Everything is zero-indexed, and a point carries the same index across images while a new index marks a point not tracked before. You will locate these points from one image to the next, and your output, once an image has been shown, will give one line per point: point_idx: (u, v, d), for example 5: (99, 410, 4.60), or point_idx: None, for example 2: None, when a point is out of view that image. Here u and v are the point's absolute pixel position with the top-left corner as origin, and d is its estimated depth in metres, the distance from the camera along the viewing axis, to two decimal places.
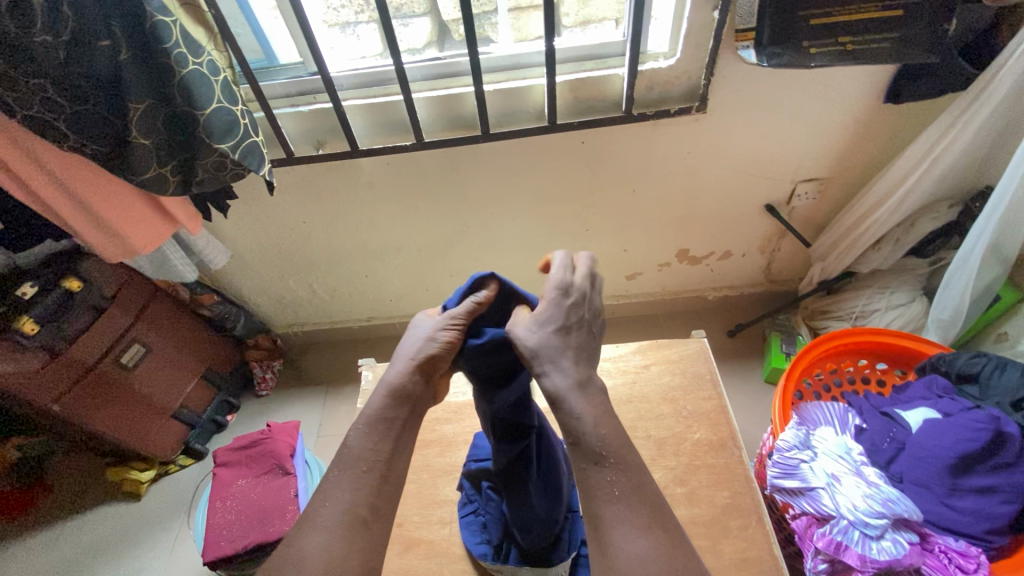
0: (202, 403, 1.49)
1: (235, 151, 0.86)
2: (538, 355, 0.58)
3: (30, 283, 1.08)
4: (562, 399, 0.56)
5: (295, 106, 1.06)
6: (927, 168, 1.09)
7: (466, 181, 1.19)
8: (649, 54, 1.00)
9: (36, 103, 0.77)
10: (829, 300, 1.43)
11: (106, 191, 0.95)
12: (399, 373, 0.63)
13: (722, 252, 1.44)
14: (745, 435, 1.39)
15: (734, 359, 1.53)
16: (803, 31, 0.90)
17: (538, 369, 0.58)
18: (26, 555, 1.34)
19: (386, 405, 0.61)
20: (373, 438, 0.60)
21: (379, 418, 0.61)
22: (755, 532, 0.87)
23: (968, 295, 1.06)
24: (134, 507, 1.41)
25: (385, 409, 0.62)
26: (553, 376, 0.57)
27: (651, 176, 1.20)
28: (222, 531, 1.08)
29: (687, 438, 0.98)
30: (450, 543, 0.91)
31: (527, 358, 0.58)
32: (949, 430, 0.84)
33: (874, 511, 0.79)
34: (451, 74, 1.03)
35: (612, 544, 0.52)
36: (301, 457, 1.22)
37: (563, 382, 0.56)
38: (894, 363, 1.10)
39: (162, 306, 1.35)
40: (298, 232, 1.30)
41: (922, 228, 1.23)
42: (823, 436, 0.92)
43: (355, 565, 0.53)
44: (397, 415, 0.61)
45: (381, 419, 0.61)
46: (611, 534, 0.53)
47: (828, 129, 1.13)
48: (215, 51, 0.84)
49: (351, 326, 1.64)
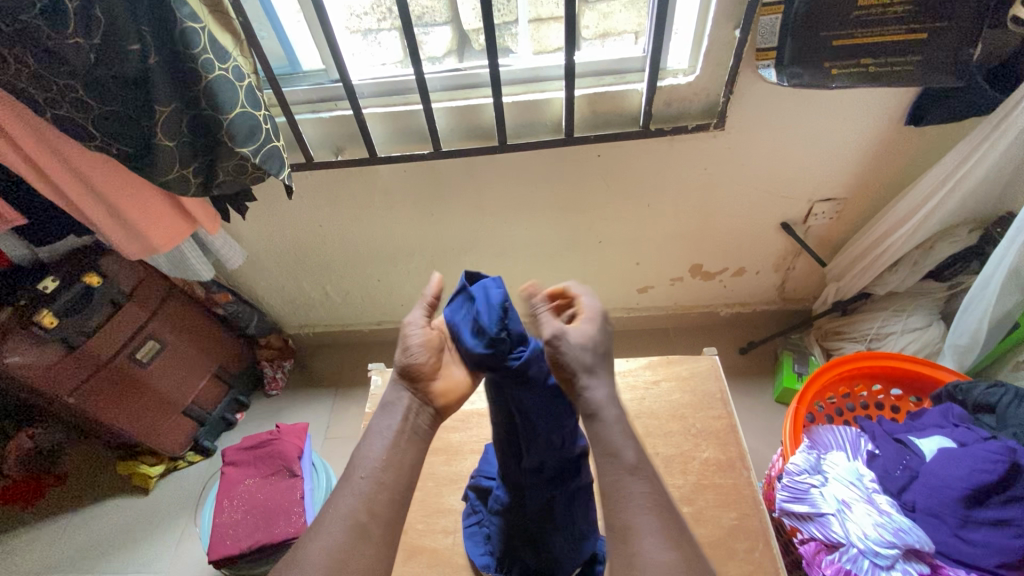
0: (213, 400, 1.51)
1: (257, 155, 0.88)
2: (579, 366, 0.62)
3: (51, 279, 1.10)
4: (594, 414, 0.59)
5: (316, 112, 1.07)
6: (948, 192, 1.08)
7: (481, 190, 1.19)
8: (668, 70, 1.01)
9: (66, 103, 0.79)
10: (843, 321, 1.42)
11: (129, 190, 0.97)
12: (391, 388, 0.68)
13: (736, 268, 1.43)
14: (753, 454, 1.38)
15: (745, 377, 1.51)
16: (826, 51, 0.89)
17: (580, 380, 0.61)
18: (37, 545, 1.36)
19: (382, 414, 0.65)
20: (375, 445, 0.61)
21: (381, 431, 0.63)
22: (762, 555, 0.86)
23: (987, 321, 1.04)
24: (142, 501, 1.43)
25: (383, 419, 0.64)
26: (597, 387, 0.61)
27: (666, 190, 1.20)
28: (229, 531, 1.09)
29: (696, 457, 0.98)
30: (453, 553, 0.91)
31: (568, 375, 0.62)
32: (963, 460, 0.82)
33: (885, 540, 0.78)
34: (471, 85, 1.04)
35: (614, 557, 0.52)
36: (308, 460, 1.22)
37: (603, 393, 0.60)
38: (908, 389, 1.09)
39: (179, 304, 1.37)
40: (314, 236, 1.32)
41: (939, 252, 1.21)
42: (834, 462, 0.91)
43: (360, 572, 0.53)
44: (390, 422, 0.64)
45: (383, 429, 0.63)
46: (627, 555, 0.50)
47: (850, 148, 1.12)
48: (240, 57, 0.86)
49: (361, 329, 1.65)
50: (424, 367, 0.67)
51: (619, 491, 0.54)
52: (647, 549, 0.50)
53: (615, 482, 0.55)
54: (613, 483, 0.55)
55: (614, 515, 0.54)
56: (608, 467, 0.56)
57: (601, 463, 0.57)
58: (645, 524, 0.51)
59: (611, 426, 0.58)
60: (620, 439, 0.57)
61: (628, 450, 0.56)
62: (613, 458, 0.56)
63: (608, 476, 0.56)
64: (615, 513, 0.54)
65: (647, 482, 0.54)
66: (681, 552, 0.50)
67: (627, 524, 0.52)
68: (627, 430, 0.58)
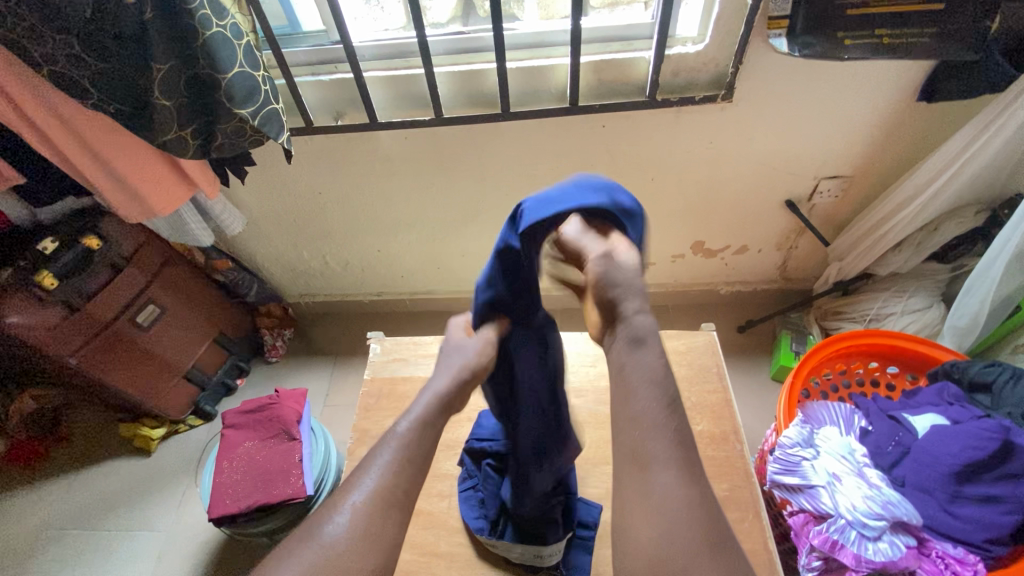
0: (214, 365, 1.52)
1: (255, 117, 0.87)
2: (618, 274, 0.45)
3: (51, 239, 1.11)
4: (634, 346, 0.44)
5: (315, 75, 1.05)
6: (957, 170, 1.06)
7: (483, 160, 1.18)
8: (677, 38, 0.98)
9: (63, 59, 0.77)
10: (843, 301, 1.41)
11: (125, 148, 0.96)
12: (443, 384, 0.55)
13: (738, 247, 1.42)
14: (748, 431, 1.39)
15: (742, 356, 1.52)
16: (840, 21, 0.87)
17: (626, 305, 0.44)
18: (41, 502, 1.39)
19: (431, 411, 0.53)
20: (424, 433, 0.51)
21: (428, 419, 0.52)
22: (752, 526, 0.87)
23: (987, 304, 1.04)
24: (144, 463, 1.45)
25: (429, 415, 0.52)
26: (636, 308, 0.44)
27: (671, 164, 1.18)
28: (228, 491, 1.11)
29: (690, 429, 0.99)
30: (449, 515, 0.93)
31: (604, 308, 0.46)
32: (956, 437, 0.82)
33: (874, 512, 0.79)
34: (475, 49, 1.02)
35: (638, 498, 0.40)
36: (307, 425, 1.24)
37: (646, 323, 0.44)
38: (905, 367, 1.09)
39: (179, 269, 1.37)
40: (315, 203, 1.31)
41: (945, 233, 1.19)
42: (827, 434, 0.91)
43: (387, 540, 0.44)
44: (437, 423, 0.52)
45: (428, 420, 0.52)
46: (643, 483, 0.40)
47: (859, 124, 1.10)
48: (238, 15, 0.84)
49: (361, 300, 1.66)
50: (473, 390, 0.59)
51: (649, 419, 0.41)
52: (663, 482, 0.39)
53: (647, 410, 0.41)
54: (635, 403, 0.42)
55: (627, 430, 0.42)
56: (643, 393, 0.42)
57: (624, 379, 0.44)
58: (668, 454, 0.39)
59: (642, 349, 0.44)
60: (650, 361, 0.43)
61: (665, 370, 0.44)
62: (651, 389, 0.42)
63: (639, 402, 0.42)
64: (633, 438, 0.41)
65: (680, 423, 0.42)
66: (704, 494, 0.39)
67: (648, 453, 0.40)
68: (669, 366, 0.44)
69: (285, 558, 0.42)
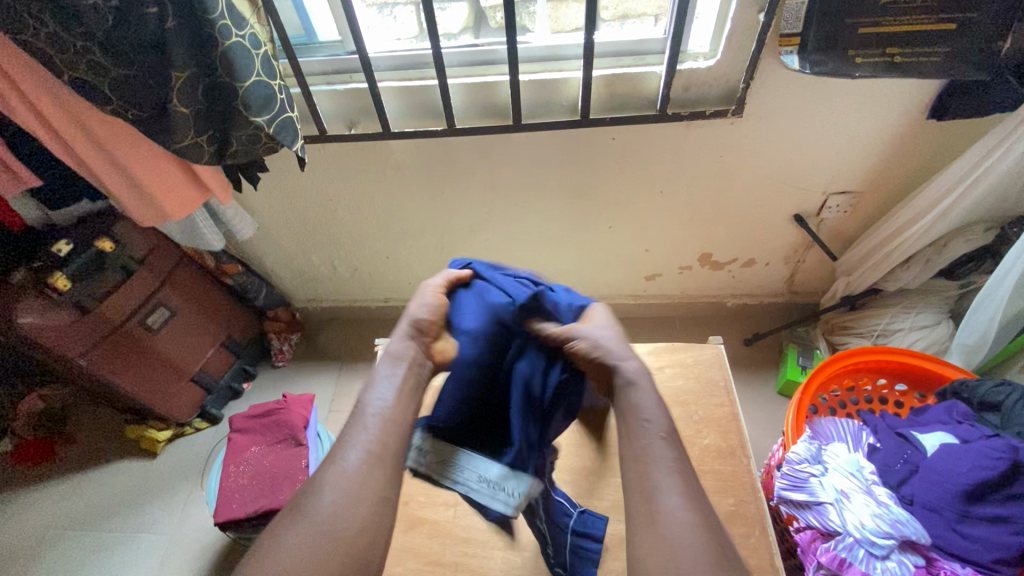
0: (221, 368, 1.52)
1: (270, 125, 0.88)
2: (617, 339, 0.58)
3: (65, 241, 1.12)
4: (635, 386, 0.53)
5: (331, 84, 1.07)
6: (966, 189, 1.06)
7: (493, 171, 1.19)
8: (688, 53, 0.99)
9: (84, 65, 0.78)
10: (850, 316, 1.41)
11: (142, 156, 0.97)
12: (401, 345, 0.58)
13: (746, 260, 1.42)
14: (754, 444, 1.39)
15: (748, 368, 1.51)
16: (851, 39, 0.87)
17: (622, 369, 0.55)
18: (46, 502, 1.39)
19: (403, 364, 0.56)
20: (397, 399, 0.53)
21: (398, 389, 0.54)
22: (758, 542, 0.87)
23: (997, 321, 1.04)
24: (149, 464, 1.46)
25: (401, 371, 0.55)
26: (627, 360, 0.56)
27: (680, 177, 1.19)
28: (234, 495, 1.11)
29: (697, 443, 0.99)
30: (454, 526, 0.93)
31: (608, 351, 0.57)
32: (965, 457, 0.83)
33: (882, 531, 0.79)
34: (487, 62, 1.03)
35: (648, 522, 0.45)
36: (314, 430, 1.24)
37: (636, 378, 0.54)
38: (914, 385, 1.08)
39: (188, 273, 1.38)
40: (326, 210, 1.32)
41: (954, 250, 1.19)
42: (835, 452, 0.92)
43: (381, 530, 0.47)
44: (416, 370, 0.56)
45: (402, 352, 0.57)
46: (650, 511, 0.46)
47: (868, 141, 1.10)
48: (257, 25, 0.86)
49: (368, 306, 1.66)
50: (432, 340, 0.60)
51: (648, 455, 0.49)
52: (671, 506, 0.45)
53: (648, 447, 0.49)
54: (641, 447, 0.49)
55: (637, 473, 0.48)
56: (640, 430, 0.50)
57: (629, 424, 0.51)
58: (669, 483, 0.47)
59: (644, 395, 0.52)
60: (650, 406, 0.52)
61: (659, 415, 0.51)
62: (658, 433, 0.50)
63: (640, 440, 0.50)
64: (641, 473, 0.48)
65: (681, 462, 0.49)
66: (703, 515, 0.45)
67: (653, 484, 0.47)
68: (662, 402, 0.53)
69: (286, 532, 0.46)
